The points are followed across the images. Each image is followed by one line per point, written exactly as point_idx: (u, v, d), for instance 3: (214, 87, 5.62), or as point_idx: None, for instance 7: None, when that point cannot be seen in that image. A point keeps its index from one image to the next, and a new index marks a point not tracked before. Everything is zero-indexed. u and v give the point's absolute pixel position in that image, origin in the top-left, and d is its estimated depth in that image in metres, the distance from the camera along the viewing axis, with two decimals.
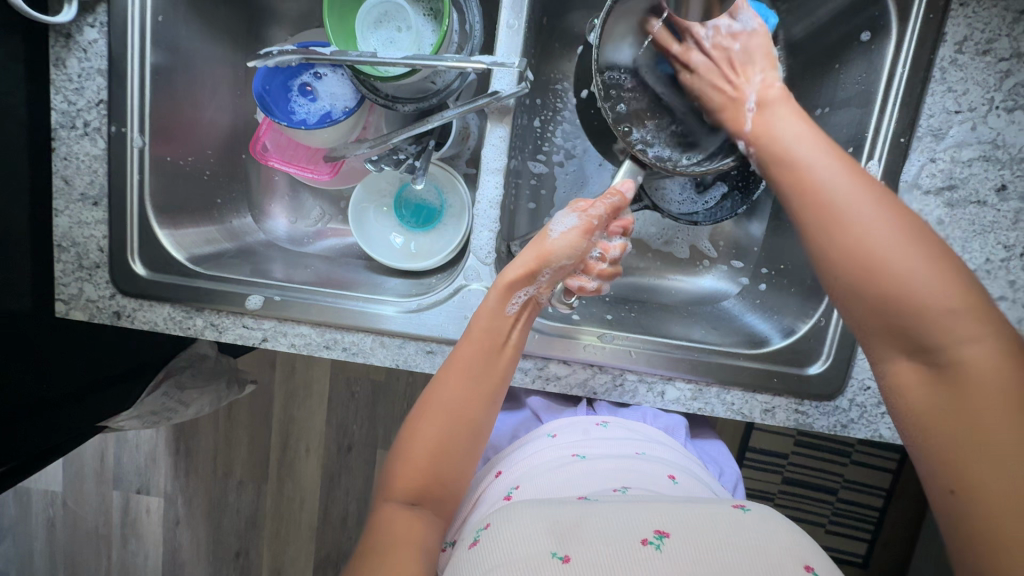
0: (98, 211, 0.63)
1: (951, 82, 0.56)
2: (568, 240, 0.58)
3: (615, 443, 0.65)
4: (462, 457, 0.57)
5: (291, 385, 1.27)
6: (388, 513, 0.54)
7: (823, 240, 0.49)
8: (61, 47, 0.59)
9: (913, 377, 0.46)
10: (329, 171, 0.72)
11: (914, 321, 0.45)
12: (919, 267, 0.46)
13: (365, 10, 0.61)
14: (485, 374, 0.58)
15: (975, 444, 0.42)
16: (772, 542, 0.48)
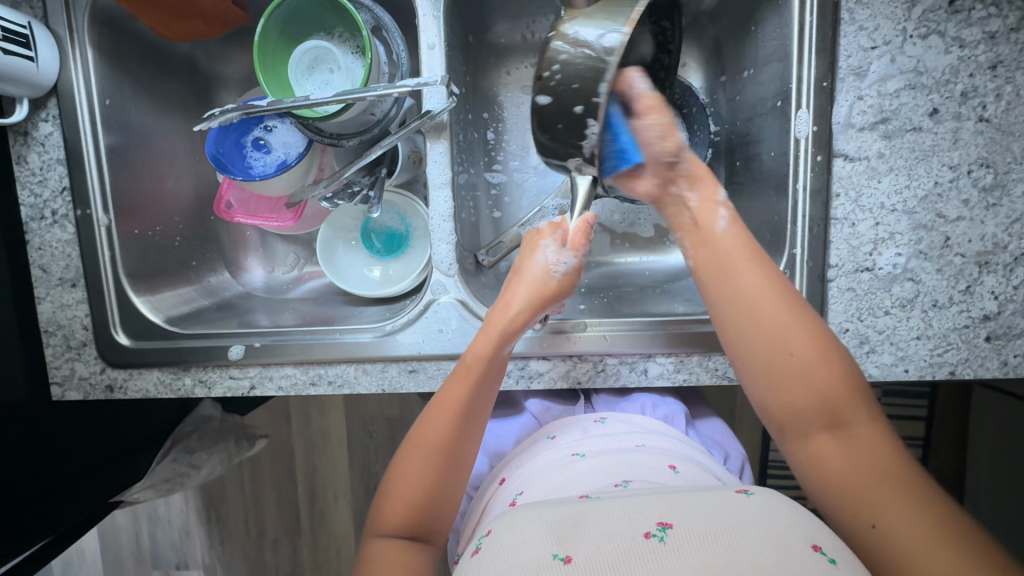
0: (77, 292, 0.65)
1: (861, 21, 0.57)
2: (569, 279, 0.60)
3: (617, 437, 0.66)
4: (449, 490, 0.57)
5: (309, 435, 1.28)
6: (384, 541, 0.55)
7: (751, 338, 0.52)
8: (20, 144, 0.63)
9: (831, 447, 0.49)
10: (292, 216, 0.74)
11: (795, 382, 0.50)
12: (793, 325, 0.51)
13: (296, 59, 0.64)
14: (478, 406, 0.59)
15: (870, 487, 0.47)
16: (776, 521, 0.47)
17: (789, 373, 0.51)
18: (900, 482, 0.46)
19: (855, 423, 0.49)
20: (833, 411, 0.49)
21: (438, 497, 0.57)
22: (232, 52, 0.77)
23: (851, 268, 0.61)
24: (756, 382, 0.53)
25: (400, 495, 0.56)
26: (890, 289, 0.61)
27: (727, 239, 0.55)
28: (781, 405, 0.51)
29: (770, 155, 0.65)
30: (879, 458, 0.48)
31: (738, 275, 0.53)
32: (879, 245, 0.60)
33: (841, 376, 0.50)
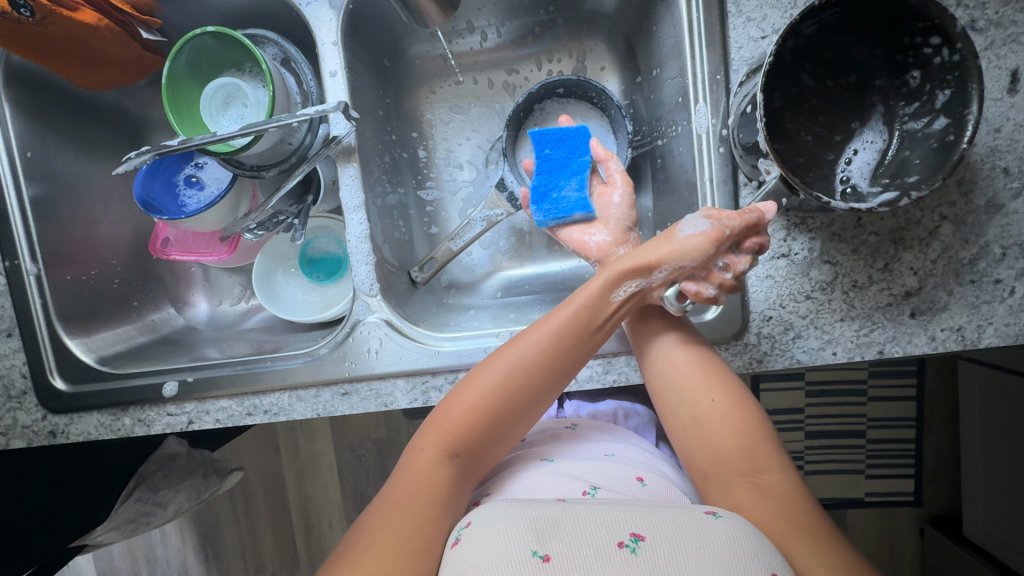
0: (13, 341, 0.66)
1: (747, 13, 0.58)
2: (694, 241, 0.54)
3: (591, 446, 0.66)
4: (496, 438, 0.56)
5: (299, 465, 1.28)
6: (428, 454, 0.54)
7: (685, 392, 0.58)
8: None
9: (748, 495, 0.51)
10: (227, 249, 0.76)
11: (716, 430, 0.55)
12: (713, 377, 0.57)
13: (208, 98, 0.65)
14: (566, 356, 0.57)
15: (782, 529, 0.48)
16: (740, 537, 0.44)
17: (710, 421, 0.56)
18: (813, 530, 0.48)
19: (770, 472, 0.52)
20: (752, 461, 0.53)
21: (496, 436, 0.56)
22: (158, 95, 0.78)
23: (767, 255, 0.61)
24: (679, 432, 0.58)
25: (460, 415, 0.55)
26: (808, 273, 0.61)
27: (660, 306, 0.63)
28: (707, 453, 0.55)
29: (681, 151, 0.66)
30: (790, 504, 0.50)
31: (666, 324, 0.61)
32: (792, 231, 0.60)
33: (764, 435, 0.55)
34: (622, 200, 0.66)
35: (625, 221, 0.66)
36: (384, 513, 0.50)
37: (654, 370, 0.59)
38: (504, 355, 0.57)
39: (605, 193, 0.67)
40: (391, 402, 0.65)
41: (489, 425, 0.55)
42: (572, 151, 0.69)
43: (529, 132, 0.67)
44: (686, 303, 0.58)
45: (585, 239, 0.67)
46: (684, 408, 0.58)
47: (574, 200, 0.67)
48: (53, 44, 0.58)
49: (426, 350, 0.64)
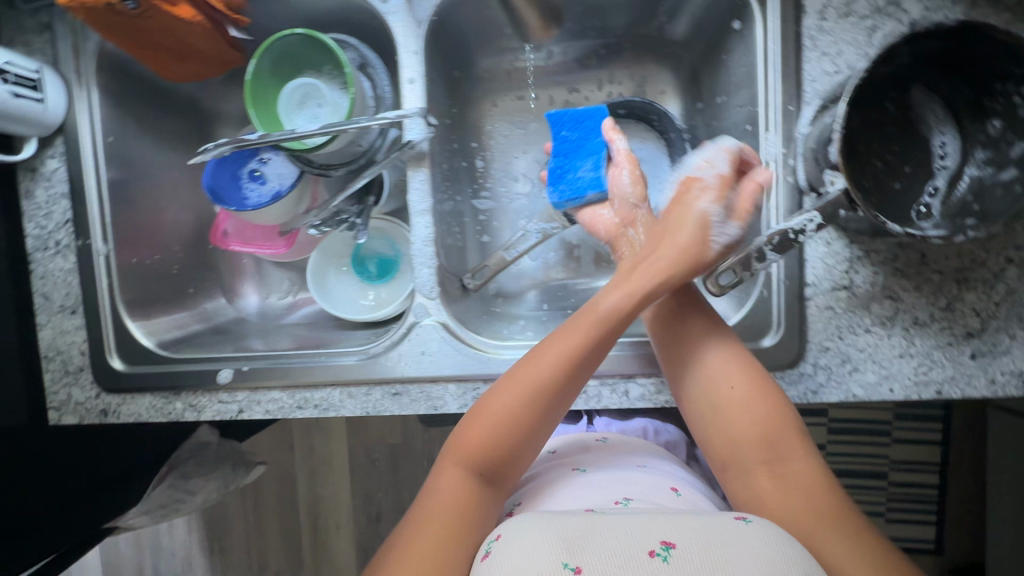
0: (76, 318, 0.68)
1: (823, 47, 0.59)
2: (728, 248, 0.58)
3: (624, 458, 0.66)
4: (517, 447, 0.56)
5: (311, 464, 1.28)
6: (452, 478, 0.54)
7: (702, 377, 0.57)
8: (29, 180, 0.67)
9: (771, 486, 0.53)
10: (285, 244, 0.77)
11: (736, 416, 0.56)
12: (736, 364, 0.57)
13: (286, 96, 0.68)
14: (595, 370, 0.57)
15: (808, 521, 0.49)
16: (771, 541, 0.44)
17: (729, 409, 0.56)
18: (840, 517, 0.49)
19: (795, 460, 0.53)
20: (776, 447, 0.54)
21: (518, 453, 0.56)
22: (231, 90, 0.81)
23: (828, 286, 0.61)
24: (695, 414, 0.58)
25: (480, 438, 0.55)
26: (869, 307, 0.61)
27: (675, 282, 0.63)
28: (728, 438, 0.56)
29: None
30: (813, 493, 0.51)
31: (686, 312, 0.60)
32: (855, 264, 0.61)
33: (786, 416, 0.55)
34: (630, 175, 0.67)
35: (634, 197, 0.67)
36: (415, 531, 0.50)
37: (673, 361, 0.59)
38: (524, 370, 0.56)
39: (615, 174, 0.68)
40: (441, 405, 0.65)
41: (512, 441, 0.55)
42: (590, 132, 0.71)
43: (546, 115, 0.72)
44: (716, 282, 0.59)
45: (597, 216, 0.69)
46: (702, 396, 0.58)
47: (588, 180, 0.69)
48: (145, 34, 0.60)
49: (481, 357, 0.64)
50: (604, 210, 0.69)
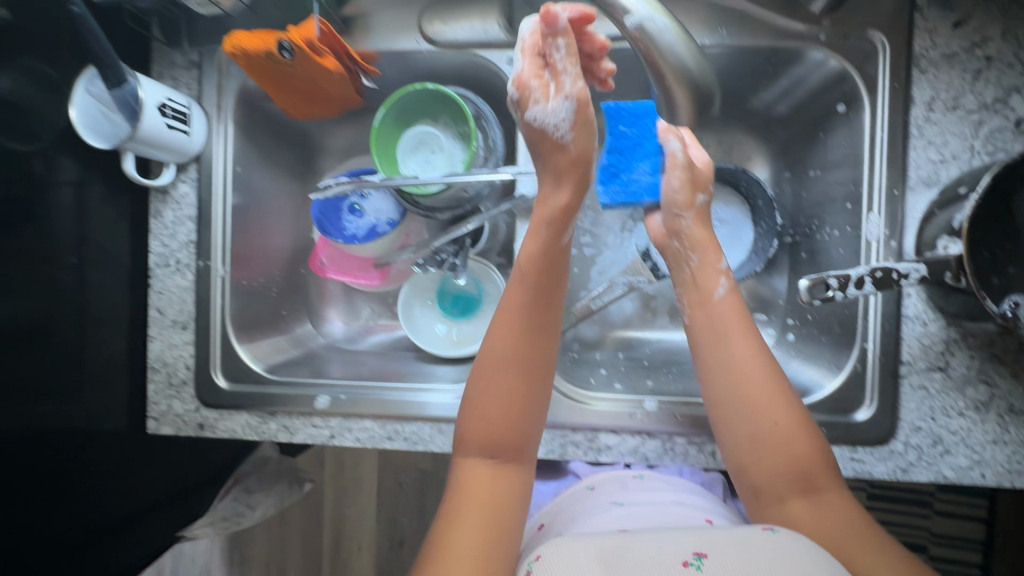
0: (186, 334, 0.72)
1: (929, 137, 0.61)
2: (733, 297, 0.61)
3: (657, 493, 0.65)
4: (526, 443, 0.55)
5: (339, 481, 1.30)
6: (472, 466, 0.54)
7: (732, 393, 0.56)
8: (159, 202, 0.72)
9: (804, 511, 0.52)
10: (379, 276, 0.82)
11: (778, 452, 0.54)
12: (784, 402, 0.55)
13: (404, 141, 0.72)
14: (511, 380, 0.55)
15: (848, 547, 0.49)
16: (800, 550, 0.45)
17: (767, 438, 0.55)
18: (879, 546, 0.49)
19: (826, 489, 0.53)
20: (805, 471, 0.54)
21: (529, 424, 0.55)
22: (338, 126, 0.85)
23: (923, 366, 0.62)
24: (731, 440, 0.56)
25: (490, 420, 0.54)
26: (963, 391, 0.61)
27: (723, 304, 0.61)
28: (756, 461, 0.55)
29: (840, 253, 0.69)
30: (849, 521, 0.51)
31: (731, 345, 0.58)
32: (951, 347, 0.62)
33: (811, 439, 0.55)
34: (677, 177, 0.63)
35: (686, 198, 0.63)
36: (452, 524, 0.50)
37: (710, 379, 0.58)
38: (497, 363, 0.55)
39: (667, 178, 0.64)
40: None
41: (520, 418, 0.55)
42: (649, 129, 0.65)
43: (603, 105, 0.64)
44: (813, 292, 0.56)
45: (653, 221, 0.66)
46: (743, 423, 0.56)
47: (645, 184, 0.65)
48: (291, 78, 0.66)
49: (574, 404, 0.67)
50: (655, 215, 0.66)
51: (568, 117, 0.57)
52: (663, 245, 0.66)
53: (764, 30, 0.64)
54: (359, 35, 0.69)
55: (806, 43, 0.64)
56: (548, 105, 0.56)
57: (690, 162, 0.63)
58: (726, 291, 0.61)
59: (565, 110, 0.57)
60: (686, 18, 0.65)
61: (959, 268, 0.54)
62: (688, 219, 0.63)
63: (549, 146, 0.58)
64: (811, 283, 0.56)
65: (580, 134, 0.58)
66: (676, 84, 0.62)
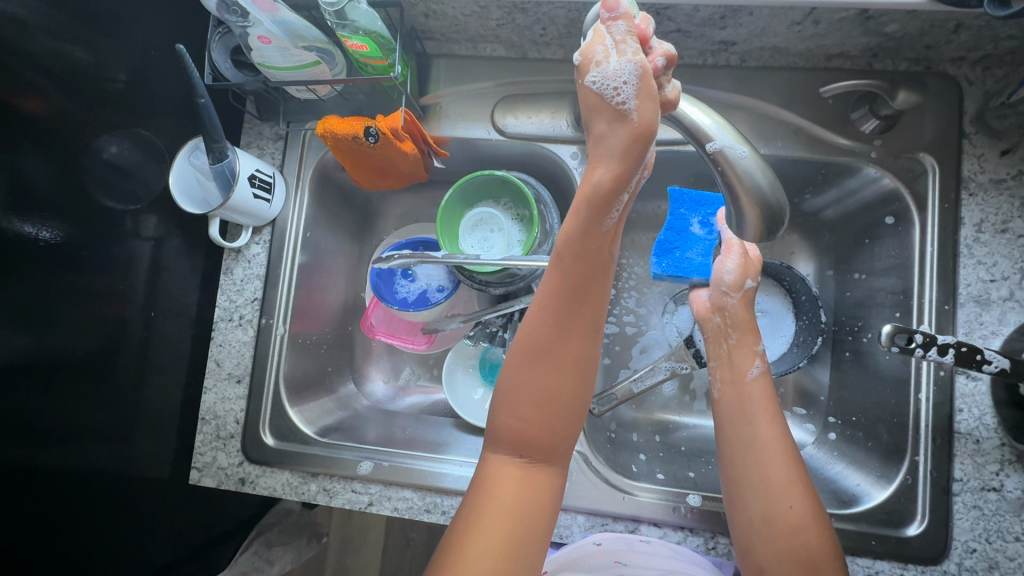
0: (240, 387, 0.74)
1: (979, 256, 0.63)
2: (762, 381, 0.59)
3: (662, 562, 0.61)
4: (568, 400, 0.49)
5: (345, 534, 1.27)
6: (500, 464, 0.50)
7: (750, 469, 0.54)
8: (232, 259, 0.76)
9: None
10: (425, 341, 0.84)
11: (788, 536, 0.52)
12: (798, 485, 0.53)
13: (467, 218, 0.77)
14: (548, 371, 0.49)
15: None
16: None
17: (779, 522, 0.52)
18: None
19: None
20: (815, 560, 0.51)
21: (566, 425, 0.49)
22: (399, 195, 0.90)
23: (976, 485, 0.61)
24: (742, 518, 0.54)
25: (520, 417, 0.49)
26: (1020, 514, 0.60)
27: (754, 385, 0.59)
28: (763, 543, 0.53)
29: (886, 359, 0.70)
30: None
31: (755, 423, 0.56)
32: (1006, 467, 0.61)
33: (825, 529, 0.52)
34: (731, 260, 0.61)
35: (738, 280, 0.61)
36: (471, 528, 0.47)
37: (730, 454, 0.56)
38: (531, 356, 0.49)
39: (719, 259, 0.62)
40: (567, 534, 0.67)
41: (556, 416, 0.49)
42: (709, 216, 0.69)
43: (669, 189, 0.69)
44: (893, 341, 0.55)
45: (698, 297, 0.64)
46: (756, 502, 0.54)
47: (696, 263, 0.68)
48: (369, 157, 0.71)
49: (618, 492, 0.67)
50: (702, 290, 0.65)
51: (635, 81, 0.43)
52: (703, 320, 0.63)
53: (818, 144, 0.68)
54: (434, 121, 0.75)
55: (857, 159, 0.67)
56: (610, 65, 0.43)
57: (745, 249, 0.62)
58: (759, 373, 0.59)
59: (630, 74, 0.43)
60: (745, 128, 0.69)
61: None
62: (734, 299, 0.61)
63: (608, 117, 0.45)
64: (894, 329, 0.55)
65: (645, 104, 0.44)
66: (748, 202, 0.49)
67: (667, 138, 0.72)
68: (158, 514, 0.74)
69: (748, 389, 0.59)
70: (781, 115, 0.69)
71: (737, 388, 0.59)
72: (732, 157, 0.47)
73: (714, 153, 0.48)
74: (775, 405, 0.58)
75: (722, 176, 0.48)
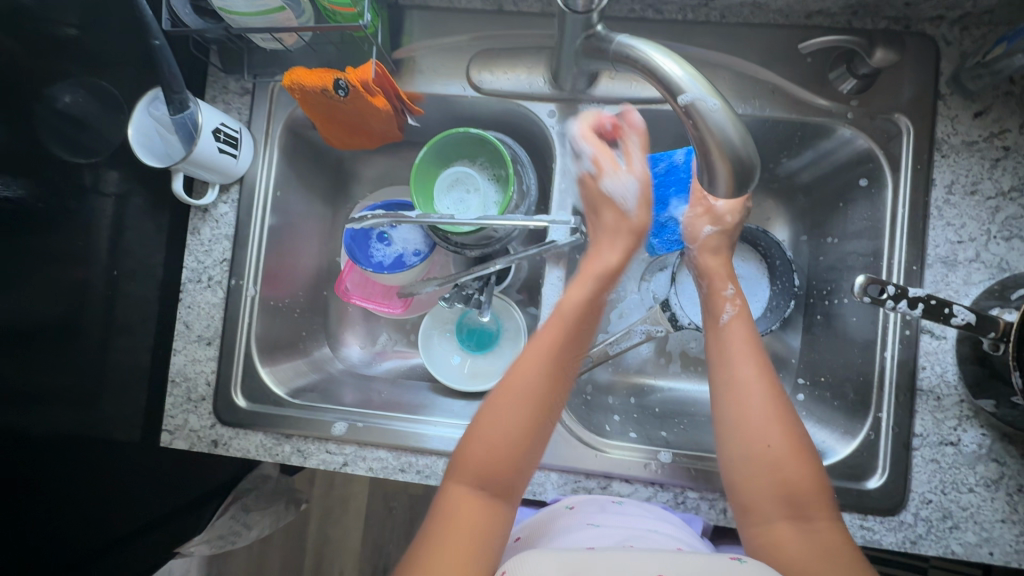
0: (210, 350, 0.73)
1: (948, 218, 0.64)
2: (739, 320, 0.61)
3: (632, 519, 0.60)
4: (533, 445, 0.54)
5: (328, 502, 1.28)
6: (461, 492, 0.52)
7: (731, 408, 0.56)
8: (199, 219, 0.74)
9: (789, 535, 0.51)
10: (401, 305, 0.84)
11: (767, 471, 0.53)
12: (777, 424, 0.54)
13: (442, 178, 0.75)
14: (519, 413, 0.54)
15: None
16: None
17: (760, 461, 0.54)
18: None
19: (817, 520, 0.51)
20: (797, 498, 0.52)
21: (526, 462, 0.54)
22: (373, 156, 0.88)
23: (935, 440, 0.63)
24: (727, 451, 0.56)
25: (490, 445, 0.53)
26: (974, 467, 0.62)
27: (733, 325, 0.60)
28: (747, 481, 0.54)
29: (853, 320, 0.71)
30: (838, 556, 0.49)
31: (738, 364, 0.58)
32: (964, 423, 0.63)
33: (809, 469, 0.53)
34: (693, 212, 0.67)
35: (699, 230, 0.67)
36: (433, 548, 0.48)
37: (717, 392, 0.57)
38: (512, 389, 0.55)
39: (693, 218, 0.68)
40: (540, 491, 0.68)
41: (523, 450, 0.53)
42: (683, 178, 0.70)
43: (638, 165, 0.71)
44: (866, 285, 0.56)
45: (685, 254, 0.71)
46: (736, 439, 0.55)
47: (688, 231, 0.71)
48: (340, 112, 0.69)
49: (590, 450, 0.68)
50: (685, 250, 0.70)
51: (634, 193, 0.65)
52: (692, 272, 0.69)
53: (796, 105, 0.68)
54: (408, 77, 0.72)
55: (835, 120, 0.67)
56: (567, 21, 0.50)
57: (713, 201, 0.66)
58: (731, 316, 0.61)
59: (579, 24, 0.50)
60: (722, 86, 0.68)
61: (1003, 335, 0.55)
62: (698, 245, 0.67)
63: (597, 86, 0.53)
64: (867, 281, 0.55)
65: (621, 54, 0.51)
66: (719, 156, 0.48)
67: (647, 96, 0.69)
68: (129, 479, 0.73)
69: (732, 332, 0.60)
70: (760, 74, 0.68)
71: (722, 330, 0.60)
72: (704, 110, 0.46)
73: (685, 106, 0.47)
74: (758, 348, 0.59)
75: (693, 130, 0.47)
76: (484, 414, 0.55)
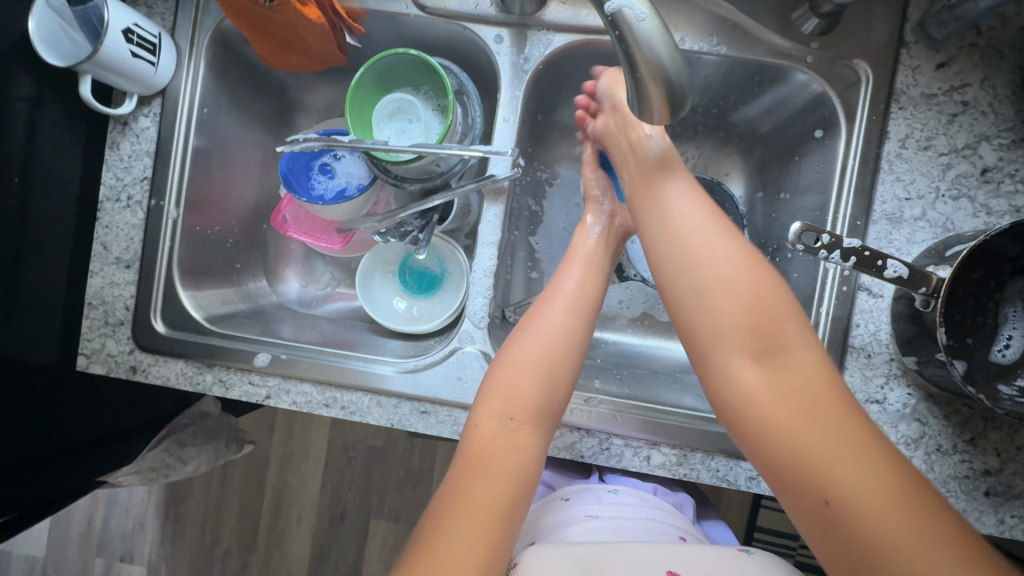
0: (129, 273, 0.70)
1: (898, 173, 0.62)
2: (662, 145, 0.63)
3: (627, 507, 0.65)
4: (557, 370, 0.59)
5: (286, 451, 1.27)
6: (490, 424, 0.56)
7: (663, 235, 0.58)
8: (117, 132, 0.70)
9: (754, 373, 0.51)
10: (340, 241, 0.80)
11: (719, 294, 0.54)
12: (721, 240, 0.55)
13: (381, 105, 0.70)
14: (543, 347, 0.59)
15: (801, 418, 0.48)
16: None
17: (710, 280, 0.54)
18: (857, 436, 0.47)
19: (789, 343, 0.52)
20: (767, 318, 0.52)
21: (552, 390, 0.58)
22: (320, 84, 0.83)
23: (861, 398, 0.63)
24: (673, 280, 0.56)
25: (513, 380, 0.58)
26: (897, 426, 0.62)
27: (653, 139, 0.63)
28: (707, 328, 0.54)
29: (797, 277, 0.70)
30: (811, 381, 0.50)
31: (676, 193, 0.59)
32: (891, 381, 0.62)
33: (766, 285, 0.54)
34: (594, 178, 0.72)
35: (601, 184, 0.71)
36: (473, 473, 0.54)
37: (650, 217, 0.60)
38: (530, 327, 0.61)
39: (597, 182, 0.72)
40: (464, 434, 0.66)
41: (545, 379, 0.58)
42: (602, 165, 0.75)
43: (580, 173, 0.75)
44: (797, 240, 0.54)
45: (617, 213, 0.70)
46: (682, 264, 0.56)
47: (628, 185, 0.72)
48: (269, 23, 0.63)
49: None
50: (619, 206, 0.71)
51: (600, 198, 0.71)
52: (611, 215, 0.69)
53: (754, 45, 0.65)
54: None
55: (794, 63, 0.64)
56: None
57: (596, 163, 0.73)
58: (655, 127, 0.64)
59: None
60: (676, 18, 0.65)
61: (934, 292, 0.53)
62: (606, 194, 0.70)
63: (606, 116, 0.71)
64: (802, 228, 0.54)
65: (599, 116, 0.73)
66: (647, 77, 0.44)
67: (597, 26, 0.66)
68: (55, 402, 0.69)
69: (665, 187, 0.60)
70: (719, 9, 0.64)
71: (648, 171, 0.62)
72: (630, 19, 0.42)
73: (611, 15, 0.43)
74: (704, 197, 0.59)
75: (620, 43, 0.44)
76: (502, 364, 0.59)
